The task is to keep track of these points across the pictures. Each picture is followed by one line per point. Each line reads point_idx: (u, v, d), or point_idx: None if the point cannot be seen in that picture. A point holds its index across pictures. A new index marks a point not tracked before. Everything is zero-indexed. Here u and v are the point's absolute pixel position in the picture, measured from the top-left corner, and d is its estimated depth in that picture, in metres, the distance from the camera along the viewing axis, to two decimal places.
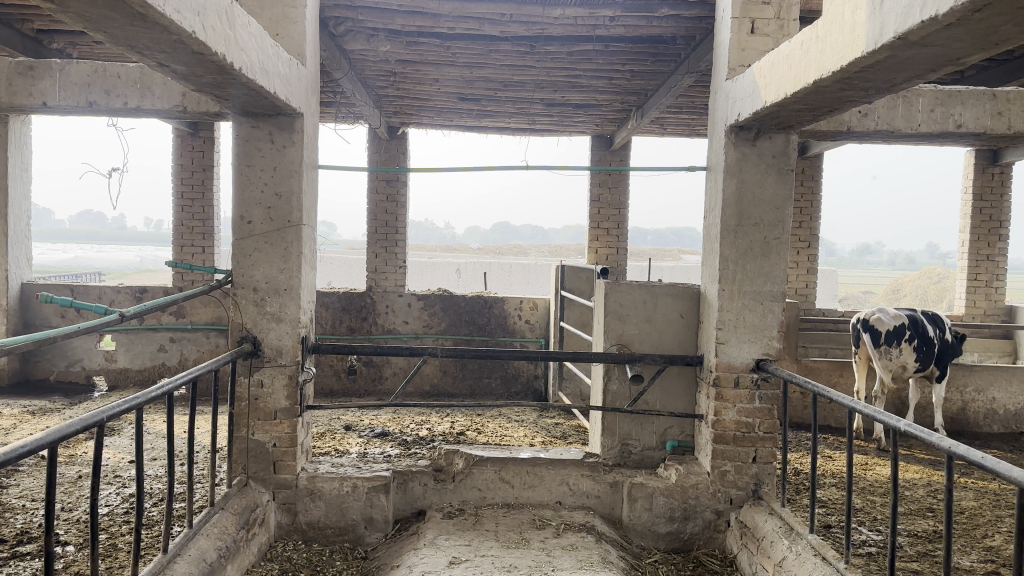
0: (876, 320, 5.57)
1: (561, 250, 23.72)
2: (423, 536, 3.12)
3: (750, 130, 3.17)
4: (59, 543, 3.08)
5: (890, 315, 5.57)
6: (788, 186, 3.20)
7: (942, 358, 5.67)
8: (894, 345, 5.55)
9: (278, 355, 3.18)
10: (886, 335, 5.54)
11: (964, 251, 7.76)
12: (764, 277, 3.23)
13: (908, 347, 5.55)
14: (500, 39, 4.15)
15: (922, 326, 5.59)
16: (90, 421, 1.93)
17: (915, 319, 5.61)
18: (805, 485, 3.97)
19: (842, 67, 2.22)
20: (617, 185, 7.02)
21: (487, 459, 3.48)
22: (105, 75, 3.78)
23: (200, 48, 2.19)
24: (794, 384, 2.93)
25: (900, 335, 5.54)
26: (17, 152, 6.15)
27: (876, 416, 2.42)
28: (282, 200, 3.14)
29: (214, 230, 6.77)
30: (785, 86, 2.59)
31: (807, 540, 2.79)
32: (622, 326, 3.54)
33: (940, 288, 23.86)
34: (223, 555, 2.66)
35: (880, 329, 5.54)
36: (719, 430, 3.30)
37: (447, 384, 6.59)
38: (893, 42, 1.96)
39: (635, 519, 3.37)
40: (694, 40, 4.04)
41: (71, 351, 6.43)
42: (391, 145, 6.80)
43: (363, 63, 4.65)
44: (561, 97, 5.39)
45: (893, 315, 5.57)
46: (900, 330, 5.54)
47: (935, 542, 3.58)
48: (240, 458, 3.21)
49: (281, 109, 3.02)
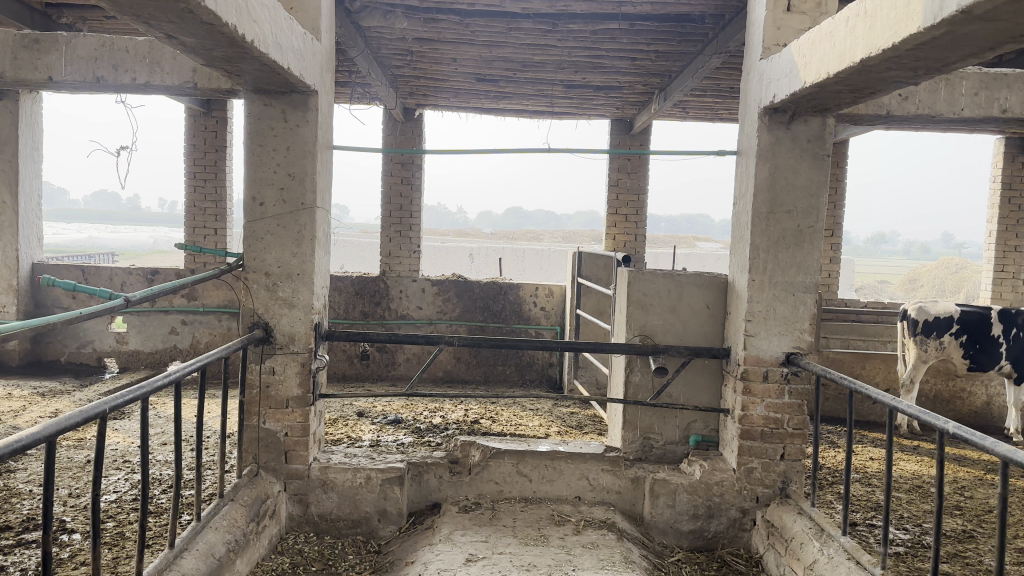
0: (917, 312, 5.68)
1: (574, 236, 23.43)
2: (437, 531, 3.02)
3: (785, 113, 3.02)
4: (67, 531, 3.00)
5: (933, 308, 5.66)
6: (823, 172, 3.06)
7: (1019, 358, 5.64)
8: (934, 335, 5.62)
9: (290, 342, 3.08)
10: (928, 326, 5.62)
11: (990, 241, 7.56)
12: (797, 267, 3.09)
13: (953, 342, 5.63)
14: (521, 16, 4.00)
15: (986, 328, 5.64)
16: (88, 414, 1.81)
17: (980, 321, 5.63)
18: (832, 482, 3.85)
19: (894, 44, 2.07)
20: (636, 170, 6.87)
21: (505, 451, 3.38)
22: (112, 49, 3.68)
23: (209, 18, 2.06)
24: (826, 379, 2.79)
25: (942, 328, 5.61)
26: (28, 131, 6.08)
27: (919, 416, 2.26)
28: (296, 181, 3.02)
29: (227, 212, 6.67)
30: (828, 65, 2.44)
31: (839, 543, 2.66)
32: (645, 317, 3.41)
33: (958, 278, 23.45)
34: (232, 550, 2.56)
35: (920, 320, 5.65)
36: (747, 426, 3.18)
37: (461, 371, 6.48)
38: (955, 16, 1.81)
39: (657, 516, 3.26)
40: (724, 18, 3.88)
41: (82, 332, 6.37)
42: (406, 127, 6.67)
43: (379, 41, 4.51)
44: (582, 78, 5.23)
45: (938, 308, 5.64)
46: (943, 324, 5.61)
47: (968, 543, 3.45)
48: (251, 448, 3.13)
49: (295, 86, 2.90)
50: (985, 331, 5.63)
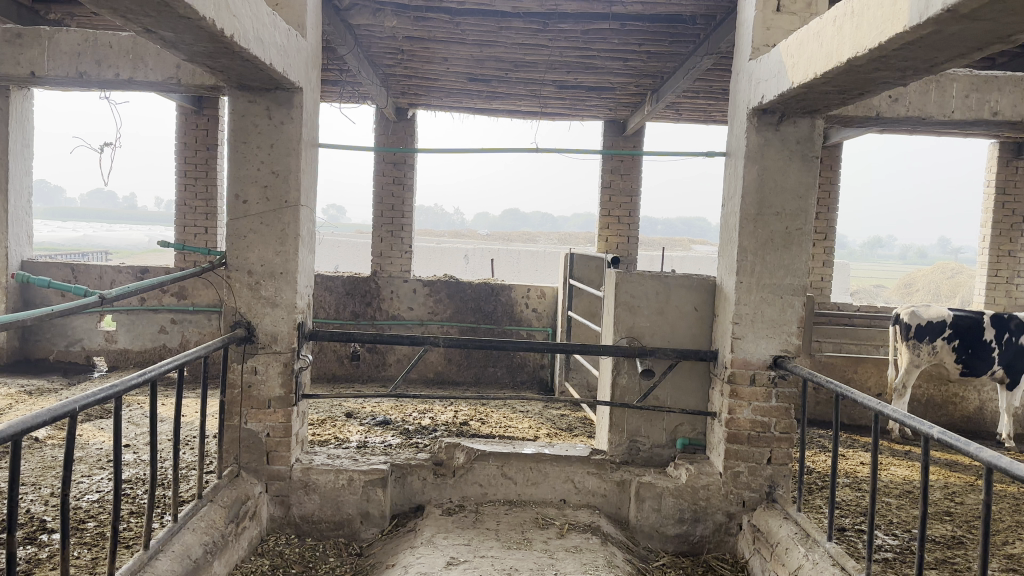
0: (909, 316, 5.76)
1: (570, 238, 23.40)
2: (420, 533, 2.99)
3: (773, 114, 3.00)
4: (45, 531, 2.96)
5: (926, 313, 5.75)
6: (812, 174, 3.03)
7: (1012, 363, 5.60)
8: (926, 339, 5.67)
9: (273, 342, 3.05)
10: (920, 330, 5.69)
11: (984, 246, 7.55)
12: (785, 269, 3.07)
13: (945, 346, 5.69)
14: (512, 15, 3.97)
15: (977, 333, 5.70)
16: (56, 413, 1.78)
17: (972, 326, 5.72)
18: (820, 486, 3.83)
19: (880, 44, 2.05)
20: (629, 171, 6.85)
21: (489, 453, 3.35)
22: (96, 45, 3.63)
23: (186, 11, 2.03)
24: (812, 383, 2.76)
25: (934, 332, 5.68)
26: (18, 127, 6.04)
27: (904, 420, 2.23)
28: (279, 179, 2.99)
29: (217, 211, 6.63)
30: (816, 65, 2.41)
31: (824, 548, 2.63)
32: (633, 319, 3.39)
33: (954, 283, 23.41)
34: (209, 551, 2.53)
35: (912, 323, 5.72)
36: (734, 429, 3.15)
37: (452, 373, 6.46)
38: (942, 15, 1.78)
39: (643, 520, 3.23)
40: (715, 19, 3.86)
41: (71, 330, 6.32)
42: (399, 127, 6.64)
43: (369, 39, 4.49)
44: (574, 78, 5.21)
45: (930, 313, 5.74)
46: (935, 327, 5.68)
47: (957, 548, 3.42)
48: (232, 448, 3.09)
49: (278, 83, 2.87)
50: (976, 335, 5.69)
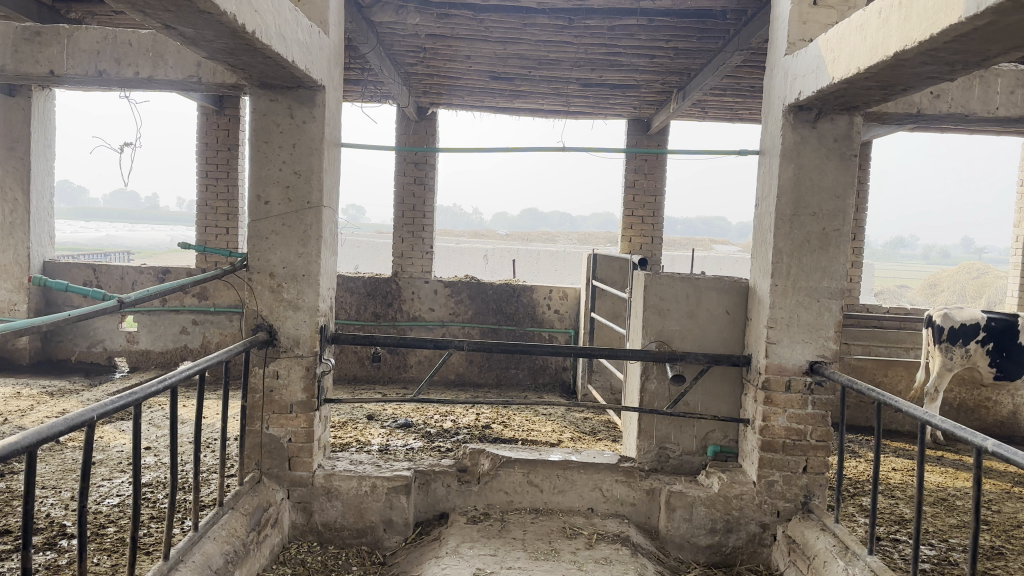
0: (942, 318, 5.51)
1: (590, 237, 23.28)
2: (445, 543, 2.91)
3: (810, 111, 2.89)
4: (65, 536, 2.92)
5: (960, 314, 5.48)
6: (851, 173, 2.93)
7: None
8: (959, 343, 5.47)
9: (294, 346, 2.99)
10: (952, 332, 5.47)
11: (1017, 247, 7.36)
12: (822, 272, 2.96)
13: (979, 350, 5.46)
14: (537, 11, 3.89)
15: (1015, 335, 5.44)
16: (73, 421, 1.72)
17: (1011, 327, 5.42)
18: (855, 493, 3.71)
19: (931, 36, 1.94)
20: (654, 170, 6.73)
21: (515, 460, 3.27)
22: (115, 42, 3.62)
23: (206, 6, 1.96)
24: (852, 389, 2.65)
25: (968, 335, 5.45)
26: (40, 128, 6.04)
27: (953, 431, 2.11)
28: (302, 179, 2.92)
29: (239, 211, 6.60)
30: (859, 59, 2.31)
31: (865, 562, 2.52)
32: (662, 322, 3.29)
33: (979, 283, 22.98)
34: (230, 561, 2.47)
35: (945, 325, 5.48)
36: (768, 437, 3.05)
37: (473, 374, 6.40)
38: (1000, 4, 1.67)
39: (674, 529, 3.13)
40: (746, 14, 3.75)
41: (93, 331, 6.32)
42: (420, 126, 6.57)
43: (392, 37, 4.43)
44: (598, 76, 5.11)
45: (964, 314, 5.47)
46: (968, 330, 5.45)
47: (1000, 559, 3.29)
48: (254, 453, 3.03)
49: (301, 81, 2.80)
50: (1013, 338, 5.43)
